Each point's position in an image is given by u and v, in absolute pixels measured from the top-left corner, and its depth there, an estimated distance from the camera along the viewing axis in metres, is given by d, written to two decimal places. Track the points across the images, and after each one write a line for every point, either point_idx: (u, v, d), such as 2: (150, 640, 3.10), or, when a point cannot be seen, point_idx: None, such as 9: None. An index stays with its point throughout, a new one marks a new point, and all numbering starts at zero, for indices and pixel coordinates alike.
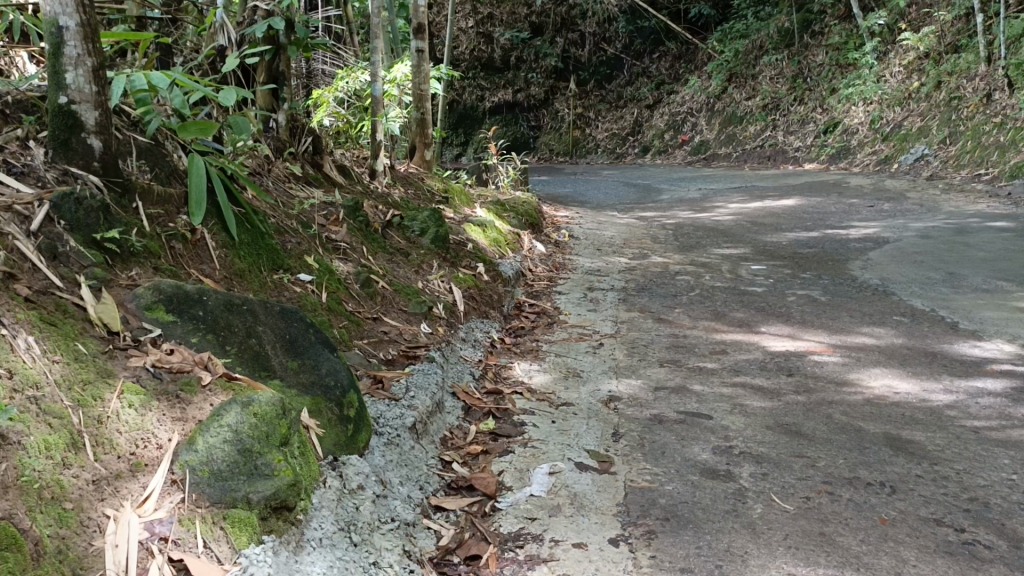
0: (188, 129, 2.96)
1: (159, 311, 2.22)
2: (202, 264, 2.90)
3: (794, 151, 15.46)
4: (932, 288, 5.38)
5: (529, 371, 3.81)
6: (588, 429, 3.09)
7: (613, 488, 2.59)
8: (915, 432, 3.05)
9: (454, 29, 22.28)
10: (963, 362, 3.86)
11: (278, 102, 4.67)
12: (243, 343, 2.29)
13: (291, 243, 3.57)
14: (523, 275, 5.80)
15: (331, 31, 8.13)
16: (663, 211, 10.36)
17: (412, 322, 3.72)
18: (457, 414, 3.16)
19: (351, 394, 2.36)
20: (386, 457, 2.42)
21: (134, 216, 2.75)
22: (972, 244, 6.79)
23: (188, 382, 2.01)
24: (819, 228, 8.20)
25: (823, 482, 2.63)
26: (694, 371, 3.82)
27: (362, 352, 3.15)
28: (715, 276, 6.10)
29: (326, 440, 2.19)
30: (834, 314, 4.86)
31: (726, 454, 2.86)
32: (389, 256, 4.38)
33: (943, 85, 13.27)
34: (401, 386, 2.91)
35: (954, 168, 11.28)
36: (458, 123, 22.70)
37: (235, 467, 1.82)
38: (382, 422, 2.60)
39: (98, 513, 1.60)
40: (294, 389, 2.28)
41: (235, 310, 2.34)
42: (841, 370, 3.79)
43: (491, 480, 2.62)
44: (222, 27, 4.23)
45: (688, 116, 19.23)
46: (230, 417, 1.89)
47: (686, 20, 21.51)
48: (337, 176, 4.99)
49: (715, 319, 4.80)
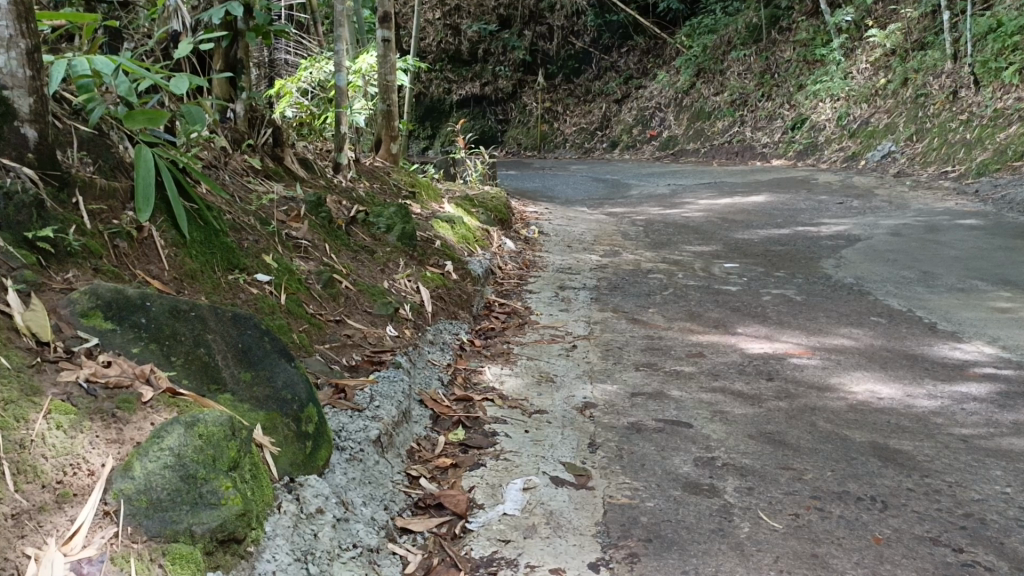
0: (134, 119, 2.74)
1: (96, 318, 2.01)
2: (149, 266, 2.69)
3: (762, 147, 15.43)
4: (908, 288, 5.29)
5: (499, 376, 3.63)
6: (563, 438, 2.94)
7: (590, 506, 2.43)
8: (903, 440, 2.92)
9: (420, 20, 21.68)
10: (946, 366, 3.76)
11: (234, 90, 4.50)
12: (191, 353, 2.07)
13: (248, 241, 3.35)
14: (492, 273, 5.62)
15: (294, 20, 7.92)
16: (633, 207, 10.23)
17: (377, 324, 3.54)
18: (424, 423, 2.99)
19: (309, 408, 2.16)
20: (348, 475, 2.25)
21: (73, 215, 2.53)
22: (944, 243, 6.73)
23: (126, 399, 1.80)
24: (789, 225, 8.12)
25: (811, 497, 2.49)
26: (672, 375, 3.68)
27: (323, 358, 2.97)
28: (688, 274, 5.97)
29: (281, 459, 2.01)
30: (810, 314, 4.75)
31: (708, 466, 2.71)
32: (352, 254, 4.18)
33: (909, 82, 13.32)
34: (365, 396, 2.74)
35: (920, 165, 11.29)
36: (426, 116, 22.06)
37: (177, 496, 1.62)
38: (344, 436, 2.43)
39: (16, 552, 1.41)
40: (247, 404, 2.07)
41: (181, 316, 2.12)
42: (822, 374, 3.66)
43: (461, 498, 2.44)
44: (176, 11, 4.05)
45: (656, 111, 19.20)
46: (171, 439, 1.68)
47: (654, 14, 21.46)
48: (299, 170, 4.79)
49: (690, 320, 4.66)
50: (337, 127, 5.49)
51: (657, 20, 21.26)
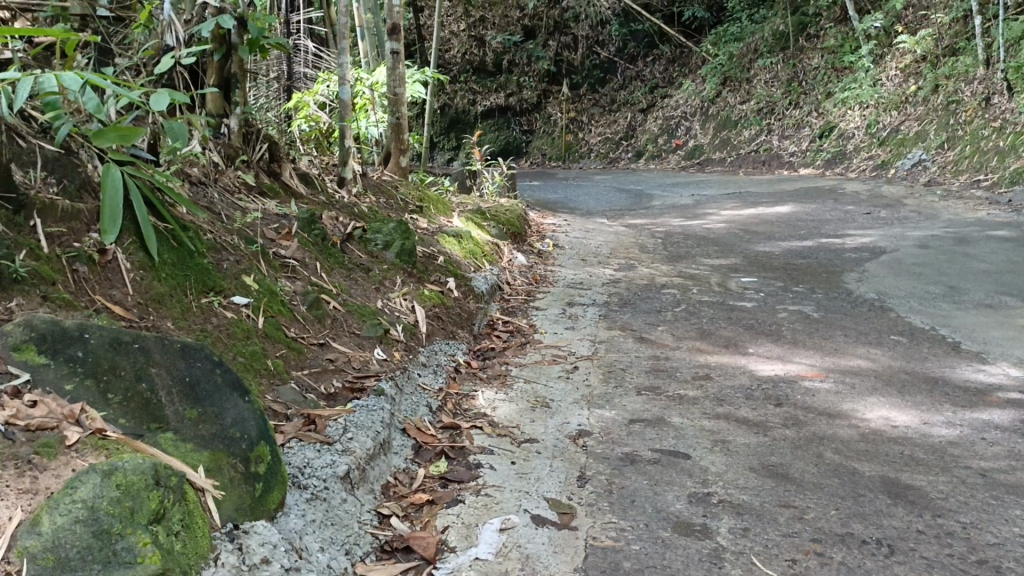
0: (106, 137, 2.53)
1: (29, 351, 1.89)
2: (111, 290, 2.57)
3: (789, 156, 15.14)
4: (932, 303, 5.05)
5: (492, 401, 3.47)
6: (551, 471, 2.77)
7: (571, 549, 2.26)
8: (916, 475, 2.70)
9: (446, 32, 21.96)
10: (968, 391, 3.52)
11: (229, 105, 4.38)
12: (131, 389, 1.95)
13: (228, 261, 3.22)
14: (498, 289, 5.46)
15: (312, 34, 7.89)
16: (653, 218, 10.01)
17: (364, 347, 3.40)
18: (405, 454, 2.83)
19: (260, 447, 2.03)
20: (305, 518, 2.10)
21: (29, 238, 2.44)
22: (973, 255, 6.46)
23: (46, 444, 1.68)
24: (813, 237, 7.86)
25: (811, 541, 2.29)
26: (675, 399, 3.48)
27: (299, 386, 2.82)
28: (703, 289, 5.77)
29: (225, 505, 1.86)
30: (827, 333, 4.52)
31: (702, 503, 2.52)
32: (346, 272, 4.06)
33: (941, 89, 12.99)
34: (337, 428, 2.59)
35: (952, 174, 10.97)
36: (450, 128, 22.01)
37: (88, 554, 1.47)
38: (307, 473, 2.28)
39: None
40: (190, 443, 1.93)
41: (122, 349, 2.00)
42: (835, 400, 3.44)
43: (431, 541, 2.28)
44: (169, 25, 3.90)
45: (682, 120, 18.99)
46: (86, 490, 1.55)
47: (679, 22, 21.22)
48: (298, 186, 4.68)
49: (700, 338, 4.46)
50: (341, 141, 5.37)
51: (682, 29, 20.99)
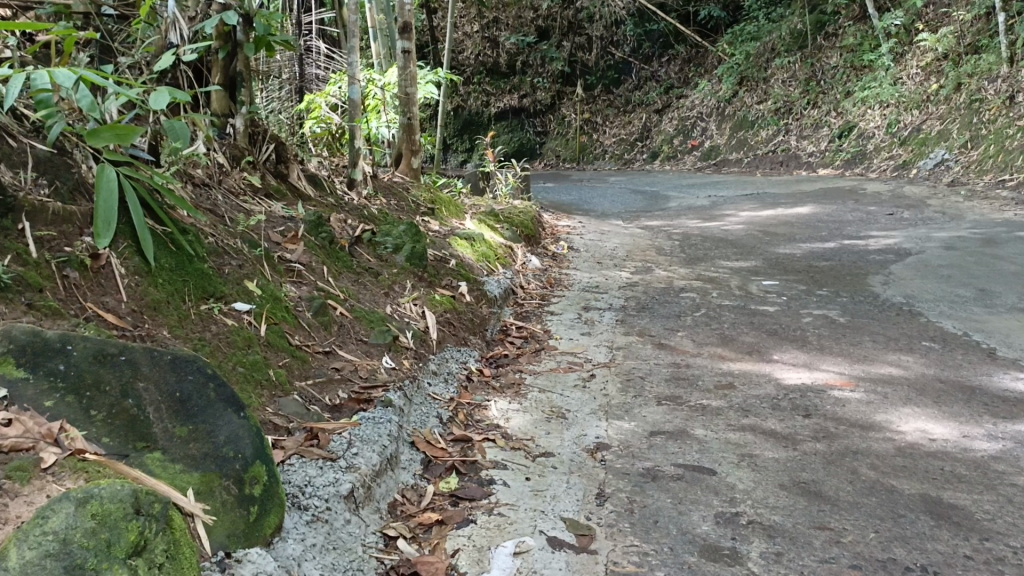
0: (102, 136, 2.34)
1: (6, 365, 1.76)
2: (104, 296, 2.43)
3: (807, 157, 14.93)
4: (963, 307, 4.86)
5: (505, 412, 3.31)
6: (568, 488, 2.62)
7: None
8: (958, 494, 2.53)
9: (459, 34, 21.82)
10: (1007, 401, 3.34)
11: (235, 104, 4.24)
12: (116, 406, 1.82)
13: (230, 265, 3.08)
14: (512, 293, 5.32)
15: (324, 33, 7.79)
16: (670, 219, 9.85)
17: (372, 355, 3.25)
18: (413, 470, 2.68)
19: (256, 467, 1.89)
20: (306, 542, 1.95)
21: (15, 243, 2.31)
22: (1002, 257, 6.25)
23: (19, 467, 1.54)
24: (835, 238, 7.67)
25: (850, 568, 2.13)
26: (697, 410, 3.32)
27: (302, 398, 2.68)
28: (723, 292, 5.60)
29: (216, 531, 1.73)
30: (854, 338, 4.34)
31: (731, 525, 2.36)
32: (354, 276, 3.92)
33: (963, 87, 12.74)
34: (341, 443, 2.44)
35: (976, 174, 10.72)
36: (463, 130, 22.02)
37: None
38: (308, 493, 2.14)
39: None
40: (179, 464, 1.80)
41: (107, 362, 1.88)
42: (867, 411, 3.27)
43: (440, 566, 2.13)
44: (174, 22, 3.71)
45: (698, 121, 18.83)
46: (58, 520, 1.40)
47: (695, 22, 20.96)
48: (305, 187, 4.55)
49: (722, 345, 4.29)
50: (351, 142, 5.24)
51: (698, 29, 20.77)
